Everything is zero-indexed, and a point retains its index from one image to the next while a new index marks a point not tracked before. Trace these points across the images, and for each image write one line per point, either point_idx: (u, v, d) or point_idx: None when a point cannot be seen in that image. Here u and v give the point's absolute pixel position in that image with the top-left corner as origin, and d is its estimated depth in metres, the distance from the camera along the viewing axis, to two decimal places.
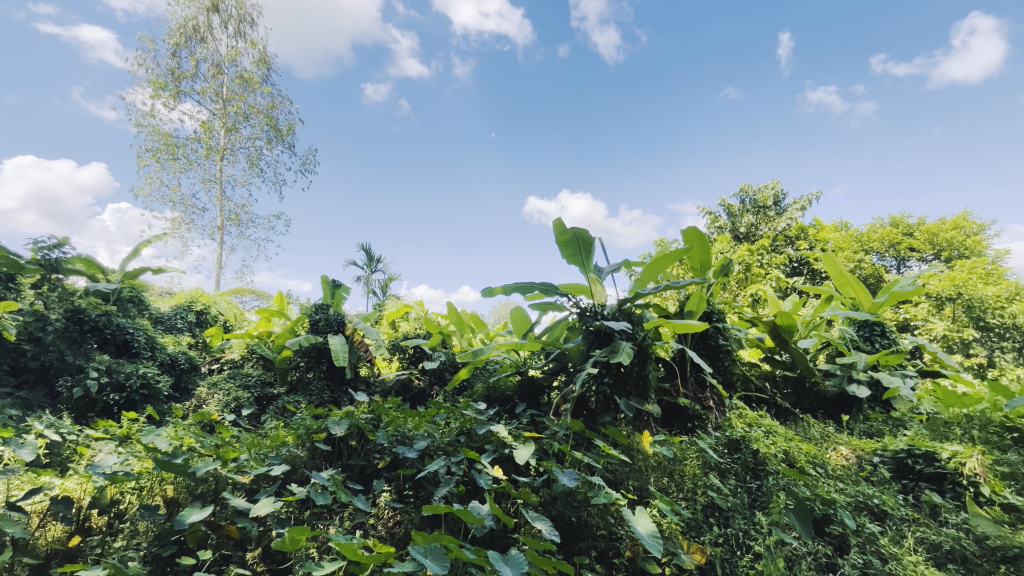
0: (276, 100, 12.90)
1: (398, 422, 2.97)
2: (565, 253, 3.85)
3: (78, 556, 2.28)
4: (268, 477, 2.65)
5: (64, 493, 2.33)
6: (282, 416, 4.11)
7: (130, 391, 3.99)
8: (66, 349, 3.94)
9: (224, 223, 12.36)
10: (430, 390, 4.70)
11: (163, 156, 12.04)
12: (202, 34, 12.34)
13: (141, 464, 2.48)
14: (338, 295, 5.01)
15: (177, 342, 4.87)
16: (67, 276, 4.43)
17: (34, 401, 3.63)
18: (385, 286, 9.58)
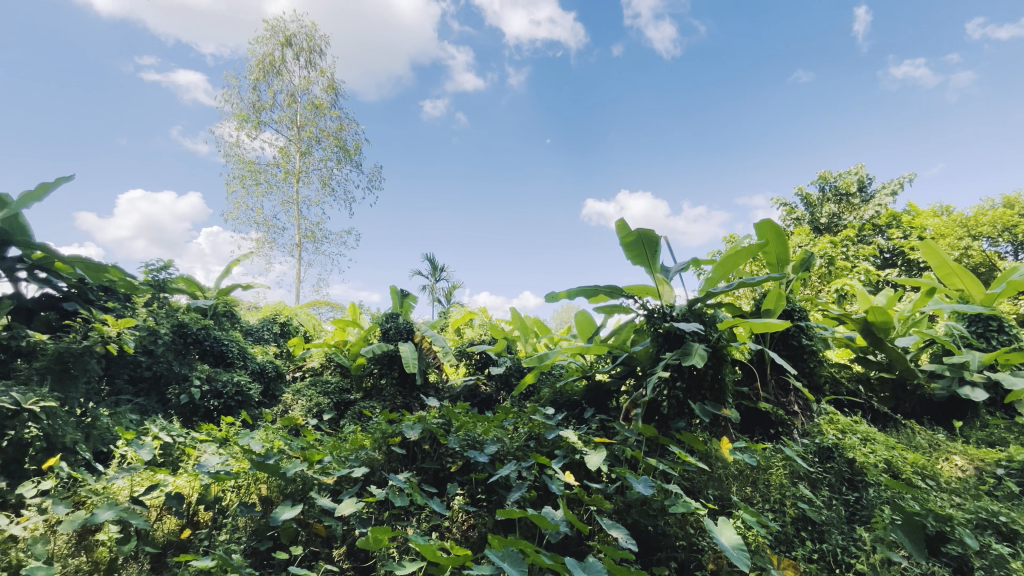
0: (344, 122, 13.70)
1: (468, 426, 3.02)
2: (630, 254, 3.76)
3: (189, 547, 2.52)
4: (349, 479, 2.77)
5: (176, 490, 2.59)
6: (359, 421, 4.31)
7: (226, 398, 4.39)
8: (173, 360, 4.38)
9: (301, 240, 13.25)
10: (498, 396, 4.80)
11: (248, 182, 13.16)
12: (278, 67, 13.37)
13: (239, 464, 2.70)
14: (407, 304, 5.21)
15: (264, 352, 5.26)
16: (172, 295, 5.04)
17: (149, 407, 4.07)
18: (450, 293, 9.78)
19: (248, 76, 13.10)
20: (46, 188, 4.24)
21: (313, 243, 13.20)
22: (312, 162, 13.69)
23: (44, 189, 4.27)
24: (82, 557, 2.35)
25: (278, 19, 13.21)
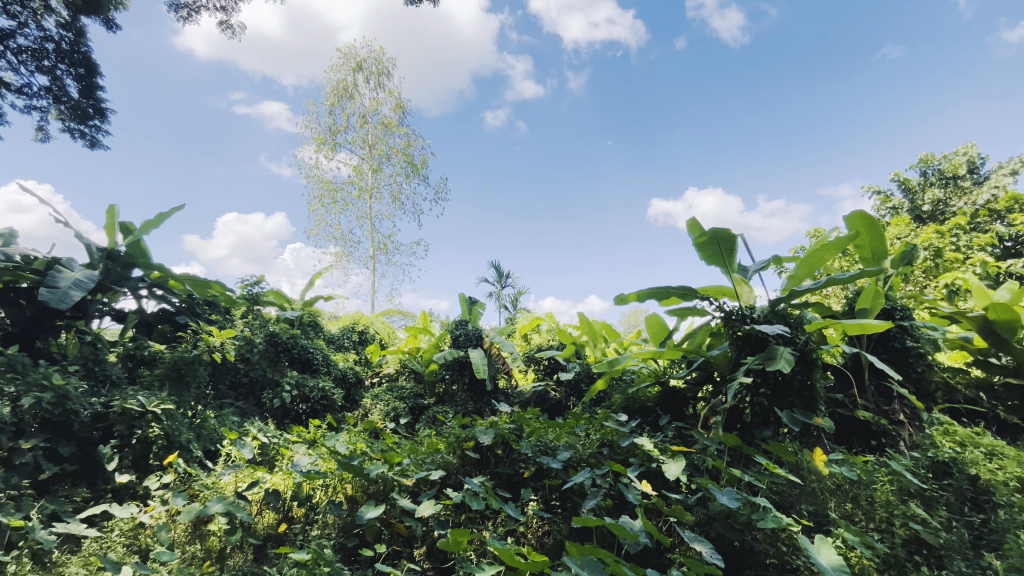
0: (411, 138, 14.31)
1: (540, 432, 3.03)
2: (703, 254, 3.61)
3: (286, 540, 2.72)
4: (427, 482, 2.86)
5: (273, 487, 2.81)
6: (434, 425, 4.46)
7: (313, 402, 4.72)
8: (266, 367, 4.78)
9: (375, 252, 13.96)
10: (568, 402, 4.73)
11: (326, 200, 14.11)
12: (351, 91, 14.25)
13: (327, 465, 2.88)
14: (475, 311, 5.34)
15: (345, 359, 5.58)
16: (265, 307, 5.51)
17: (248, 410, 4.46)
18: (517, 299, 9.84)
19: (324, 102, 14.10)
20: (162, 216, 4.82)
21: (385, 255, 13.86)
22: (383, 178, 14.42)
23: (161, 218, 4.86)
24: (197, 545, 2.61)
25: (349, 47, 14.12)
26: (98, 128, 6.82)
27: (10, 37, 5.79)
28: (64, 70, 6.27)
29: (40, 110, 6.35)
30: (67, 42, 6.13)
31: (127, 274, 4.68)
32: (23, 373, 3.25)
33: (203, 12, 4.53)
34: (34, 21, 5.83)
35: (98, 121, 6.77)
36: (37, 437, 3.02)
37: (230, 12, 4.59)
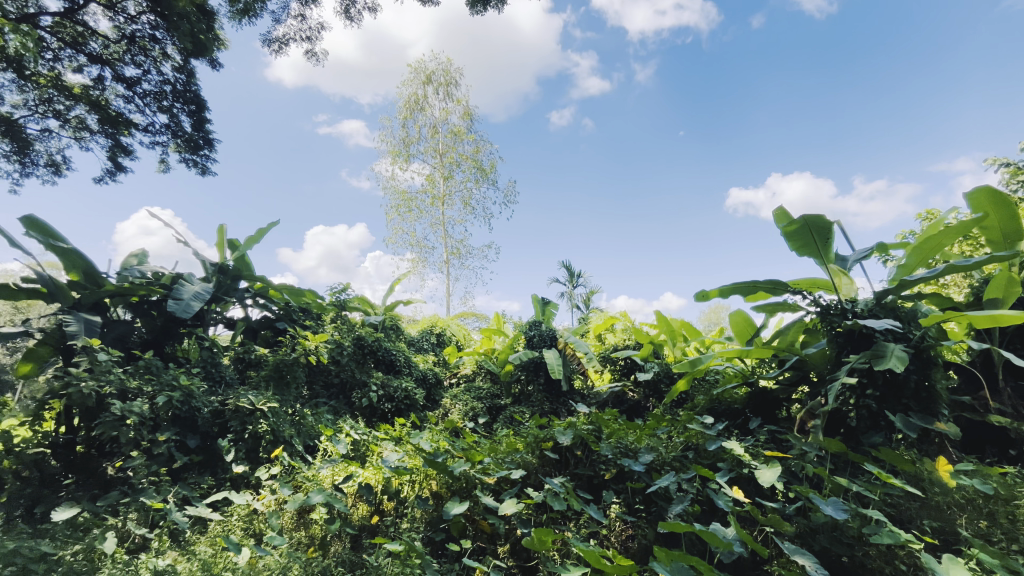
0: (480, 144, 14.63)
1: (620, 434, 2.97)
2: (794, 245, 3.36)
3: (379, 531, 2.88)
4: (508, 481, 2.90)
5: (365, 480, 3.00)
6: (511, 425, 4.53)
7: (397, 401, 4.99)
8: (355, 369, 5.09)
9: (449, 257, 14.41)
10: (647, 403, 4.57)
11: (402, 210, 14.78)
12: (421, 103, 14.84)
13: (413, 461, 3.02)
14: (548, 311, 5.37)
15: (425, 360, 5.82)
16: (352, 312, 5.91)
17: (340, 408, 4.77)
18: (589, 299, 9.70)
19: (398, 116, 14.81)
20: (261, 232, 5.33)
21: (458, 259, 14.27)
22: (455, 185, 14.84)
23: (260, 233, 5.37)
24: (303, 532, 2.85)
25: (419, 61, 14.72)
26: (208, 157, 7.66)
27: (137, 83, 6.70)
28: (179, 108, 7.13)
29: (162, 145, 7.26)
30: (181, 83, 6.96)
31: (235, 286, 5.22)
32: (157, 374, 3.73)
33: (291, 44, 4.94)
34: (155, 68, 6.69)
35: (208, 150, 7.61)
36: (169, 429, 3.45)
37: (315, 41, 4.97)
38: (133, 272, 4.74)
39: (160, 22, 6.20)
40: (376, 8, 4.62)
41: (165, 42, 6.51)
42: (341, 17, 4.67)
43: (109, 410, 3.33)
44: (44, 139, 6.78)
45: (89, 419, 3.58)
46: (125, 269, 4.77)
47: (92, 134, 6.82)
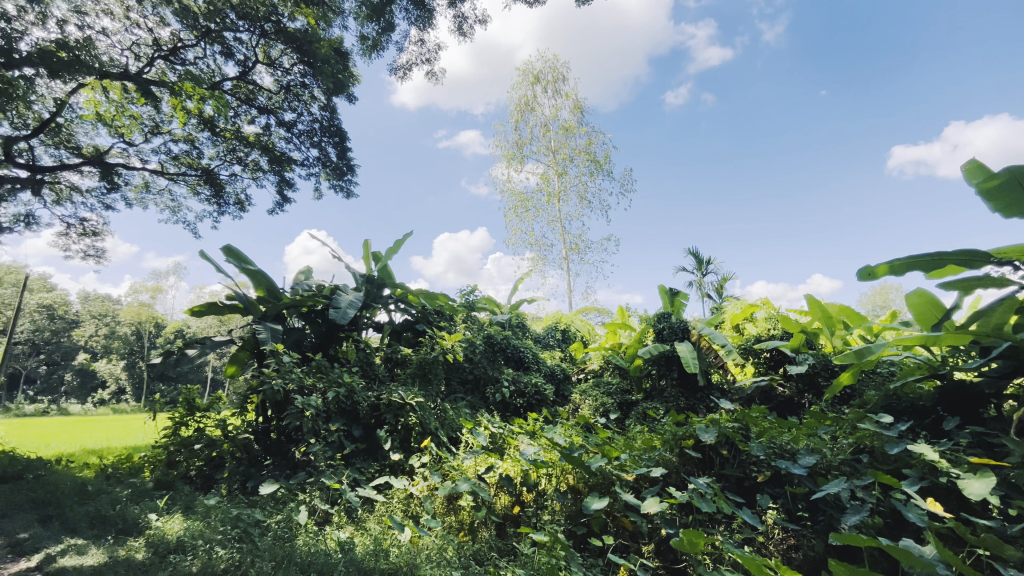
0: (592, 136, 14.18)
1: (772, 434, 2.72)
2: (997, 205, 2.74)
3: (521, 521, 2.99)
4: (648, 479, 2.81)
5: (505, 471, 3.15)
6: (645, 421, 4.36)
7: (529, 396, 5.11)
8: (487, 365, 5.35)
9: (568, 253, 14.33)
10: (802, 399, 4.17)
11: (520, 211, 14.73)
12: (531, 104, 14.72)
13: (549, 455, 3.08)
14: (678, 302, 5.12)
15: (552, 356, 5.90)
16: (480, 313, 6.27)
17: (477, 403, 5.03)
18: (721, 287, 8.95)
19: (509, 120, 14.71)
20: (399, 243, 5.89)
21: (577, 254, 14.15)
22: (570, 180, 14.59)
23: (397, 244, 5.95)
24: (454, 517, 3.08)
25: (526, 63, 14.66)
26: (350, 181, 8.70)
27: (295, 125, 7.85)
28: (327, 141, 8.19)
29: (315, 175, 8.40)
30: (327, 120, 8.03)
31: (380, 293, 5.84)
32: (326, 372, 4.34)
33: (413, 68, 5.37)
34: (307, 110, 7.79)
35: (351, 175, 8.64)
36: (338, 420, 4.00)
37: (433, 61, 5.34)
38: (302, 286, 5.58)
39: (308, 70, 7.19)
40: (486, 19, 4.80)
41: (313, 87, 7.54)
42: (455, 35, 4.94)
43: (293, 404, 3.96)
44: (233, 183, 8.28)
45: (279, 411, 4.30)
46: (296, 284, 5.63)
47: (265, 173, 8.15)
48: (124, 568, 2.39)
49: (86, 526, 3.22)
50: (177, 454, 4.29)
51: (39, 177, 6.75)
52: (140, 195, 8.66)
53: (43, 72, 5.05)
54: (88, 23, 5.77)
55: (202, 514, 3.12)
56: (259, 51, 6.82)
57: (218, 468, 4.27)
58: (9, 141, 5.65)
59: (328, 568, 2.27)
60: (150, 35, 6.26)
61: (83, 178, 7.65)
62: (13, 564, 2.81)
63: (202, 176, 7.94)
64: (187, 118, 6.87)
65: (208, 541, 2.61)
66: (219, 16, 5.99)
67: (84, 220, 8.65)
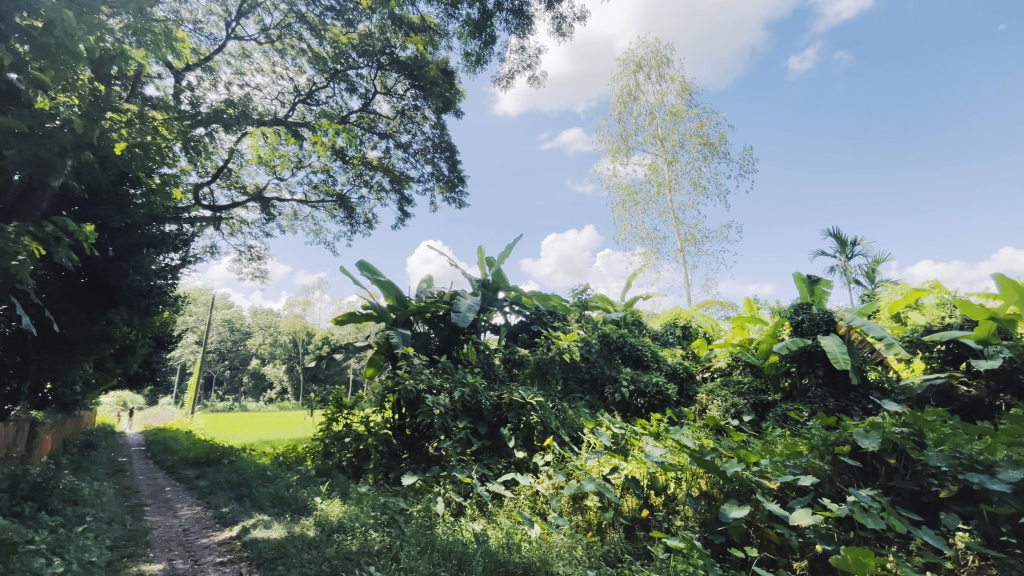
0: (704, 118, 12.72)
1: (958, 441, 2.30)
2: None
3: (651, 525, 2.90)
4: (795, 488, 2.54)
5: (631, 473, 3.07)
6: (786, 424, 3.94)
7: (650, 396, 4.91)
8: (604, 365, 5.27)
9: (683, 245, 13.43)
10: (996, 401, 3.43)
11: (628, 204, 13.67)
12: (634, 93, 13.52)
13: (678, 458, 2.94)
14: (819, 291, 4.58)
15: (673, 355, 5.59)
16: (593, 311, 6.23)
17: (596, 403, 4.98)
18: (873, 271, 7.74)
19: (612, 112, 13.70)
20: (510, 247, 6.08)
21: (694, 245, 13.22)
22: (681, 168, 13.22)
23: (509, 247, 6.15)
24: (581, 517, 3.08)
25: (626, 51, 13.51)
26: (462, 192, 9.17)
27: (411, 145, 8.50)
28: (439, 156, 8.73)
29: (431, 190, 9.01)
30: (438, 137, 8.57)
31: (495, 296, 6.07)
32: (452, 373, 4.64)
33: (515, 76, 5.50)
34: (420, 130, 8.39)
35: (461, 186, 9.11)
36: (465, 419, 4.24)
37: (534, 66, 5.42)
38: (426, 294, 6.02)
39: (419, 93, 7.72)
40: (585, 15, 4.74)
41: (425, 108, 8.09)
42: (554, 36, 4.95)
43: (425, 402, 4.29)
44: (362, 204, 9.22)
45: (412, 409, 4.66)
46: (420, 292, 6.09)
47: (387, 193, 8.95)
48: (300, 544, 2.79)
49: (269, 505, 3.82)
50: (331, 446, 4.89)
51: (219, 214, 8.18)
52: (291, 222, 10.05)
53: (218, 128, 6.13)
54: (246, 81, 6.91)
55: (356, 500, 3.52)
56: (377, 83, 7.49)
57: (364, 460, 4.76)
58: (198, 187, 6.96)
59: (466, 558, 2.40)
60: (292, 83, 7.24)
61: (249, 212, 9.09)
62: (220, 532, 3.44)
63: (337, 201, 8.97)
64: (324, 151, 7.83)
65: (362, 524, 2.93)
66: (344, 56, 6.80)
67: (251, 247, 10.28)
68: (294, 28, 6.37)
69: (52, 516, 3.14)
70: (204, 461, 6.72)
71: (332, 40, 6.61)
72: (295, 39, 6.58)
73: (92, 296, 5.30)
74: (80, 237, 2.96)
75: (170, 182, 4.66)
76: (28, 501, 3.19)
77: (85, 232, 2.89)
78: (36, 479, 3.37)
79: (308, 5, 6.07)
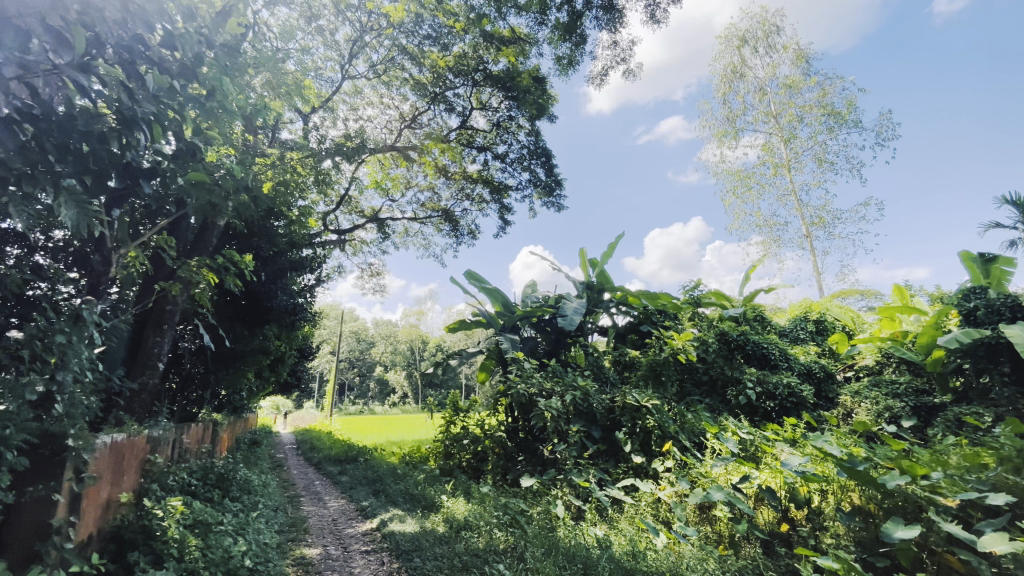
0: (826, 85, 11.31)
1: None
2: None
3: (795, 542, 2.63)
4: (983, 508, 2.13)
5: (765, 483, 2.82)
6: (962, 431, 3.33)
7: (781, 399, 4.47)
8: (724, 365, 4.92)
9: (810, 229, 12.02)
10: None
11: (740, 190, 12.60)
12: (740, 70, 12.47)
13: (821, 468, 2.64)
14: (997, 271, 3.85)
15: (806, 352, 5.03)
16: (708, 309, 5.84)
17: (717, 406, 4.67)
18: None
19: (715, 94, 12.78)
20: (613, 246, 5.96)
21: (823, 229, 11.77)
22: (802, 144, 11.87)
23: (611, 247, 6.03)
24: (711, 528, 2.90)
25: (728, 26, 12.51)
26: (559, 195, 9.20)
27: (508, 155, 8.73)
28: (536, 162, 8.85)
29: (529, 196, 9.16)
30: (533, 144, 8.70)
31: (601, 298, 5.98)
32: (562, 377, 4.66)
33: (609, 72, 5.39)
34: (516, 139, 8.57)
35: (559, 190, 9.13)
36: (578, 422, 4.21)
37: (628, 59, 5.27)
38: (531, 299, 6.12)
39: (513, 104, 7.90)
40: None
41: (519, 117, 8.28)
42: (647, 24, 4.77)
43: (537, 406, 4.36)
44: (466, 217, 9.68)
45: (524, 413, 4.74)
46: (525, 297, 6.22)
47: (489, 203, 9.28)
48: (432, 539, 2.99)
49: (403, 501, 4.14)
50: (451, 447, 5.17)
51: (344, 237, 9.13)
52: (404, 239, 10.88)
53: (341, 161, 6.86)
54: (360, 115, 7.65)
55: (478, 499, 3.67)
56: (473, 99, 7.81)
57: (482, 461, 4.96)
58: (327, 215, 7.84)
59: (591, 563, 2.38)
60: (398, 111, 7.85)
61: (368, 233, 10.02)
62: (363, 523, 3.81)
63: (443, 216, 9.52)
64: (430, 171, 8.36)
65: (487, 523, 3.05)
66: (442, 79, 7.22)
67: (372, 264, 11.31)
68: (398, 60, 6.91)
69: (234, 502, 3.73)
70: (345, 458, 7.51)
71: (431, 66, 7.05)
72: (398, 70, 7.12)
73: (252, 315, 6.22)
74: (242, 266, 3.46)
75: (306, 213, 5.26)
76: (216, 488, 3.83)
77: (246, 261, 3.40)
78: (220, 470, 4.03)
79: (409, 38, 6.55)
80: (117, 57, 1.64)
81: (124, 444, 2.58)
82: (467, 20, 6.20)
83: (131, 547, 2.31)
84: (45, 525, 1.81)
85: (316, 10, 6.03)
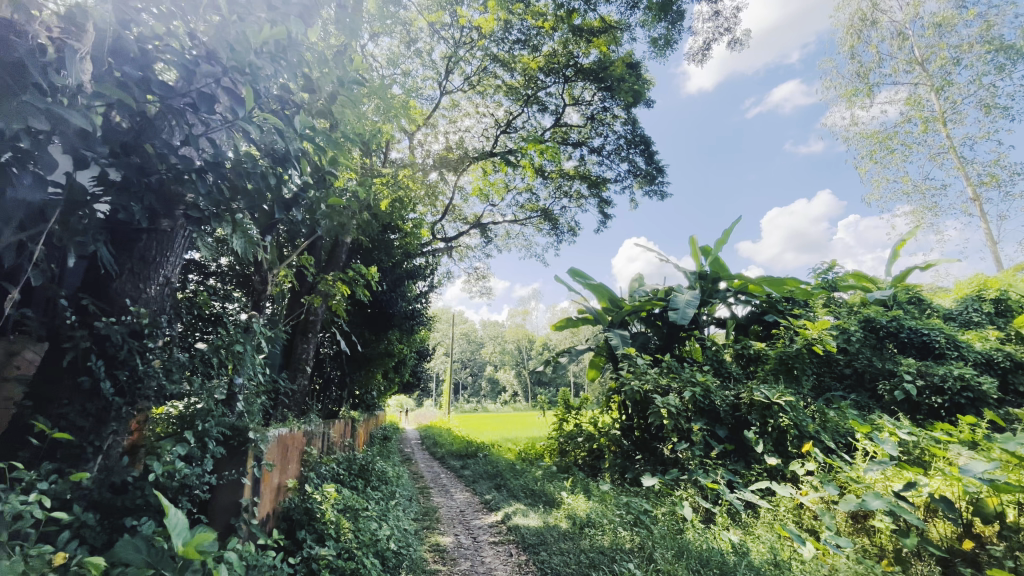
0: (991, 16, 9.36)
1: None
2: None
3: (984, 562, 2.23)
4: None
5: (938, 492, 2.43)
6: None
7: (953, 394, 3.80)
8: (873, 356, 4.33)
9: (977, 191, 10.05)
10: None
11: (880, 154, 10.95)
12: (872, 16, 10.78)
13: (1015, 476, 2.21)
14: None
15: (983, 338, 4.23)
16: (847, 293, 5.18)
17: (865, 402, 4.12)
18: None
19: (841, 49, 11.22)
20: (728, 231, 5.54)
21: (996, 188, 9.78)
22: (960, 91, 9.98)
23: (726, 232, 5.61)
24: (870, 540, 2.58)
25: None
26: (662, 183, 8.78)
27: (605, 147, 8.55)
28: (634, 152, 8.55)
29: (629, 186, 8.87)
30: (630, 132, 8.40)
31: (716, 288, 5.58)
32: (678, 372, 4.44)
33: (711, 45, 5.03)
34: (611, 130, 8.36)
35: (661, 177, 8.72)
36: (700, 420, 3.99)
37: (732, 28, 4.87)
38: (639, 293, 5.92)
39: (607, 94, 7.72)
40: None
41: (613, 107, 8.05)
42: None
43: (654, 403, 4.21)
44: (565, 214, 9.68)
45: (640, 410, 4.61)
46: (633, 291, 6.03)
47: (588, 198, 9.16)
48: (556, 534, 3.04)
49: (523, 496, 4.26)
50: (566, 445, 5.20)
51: (451, 244, 9.63)
52: (506, 241, 11.18)
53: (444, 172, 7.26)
54: (459, 126, 8.02)
55: (599, 497, 3.64)
56: (565, 96, 7.78)
57: (598, 459, 4.91)
58: (435, 225, 8.34)
59: (728, 567, 2.26)
60: (493, 118, 8.09)
61: (472, 238, 10.45)
62: (488, 516, 3.99)
63: (543, 215, 9.60)
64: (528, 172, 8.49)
65: (610, 521, 3.02)
66: (533, 80, 7.30)
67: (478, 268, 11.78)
68: (490, 69, 7.13)
69: (375, 491, 4.12)
70: (465, 453, 7.93)
71: (522, 69, 7.16)
72: (491, 79, 7.35)
73: (378, 322, 6.84)
74: (369, 278, 3.82)
75: (418, 225, 5.64)
76: (359, 478, 4.27)
77: (372, 273, 3.75)
78: (362, 462, 4.50)
79: (499, 45, 6.74)
80: (270, 106, 1.90)
81: (288, 436, 2.98)
82: (554, 17, 6.20)
83: (298, 527, 2.66)
84: (236, 504, 2.14)
85: (414, 34, 6.45)
